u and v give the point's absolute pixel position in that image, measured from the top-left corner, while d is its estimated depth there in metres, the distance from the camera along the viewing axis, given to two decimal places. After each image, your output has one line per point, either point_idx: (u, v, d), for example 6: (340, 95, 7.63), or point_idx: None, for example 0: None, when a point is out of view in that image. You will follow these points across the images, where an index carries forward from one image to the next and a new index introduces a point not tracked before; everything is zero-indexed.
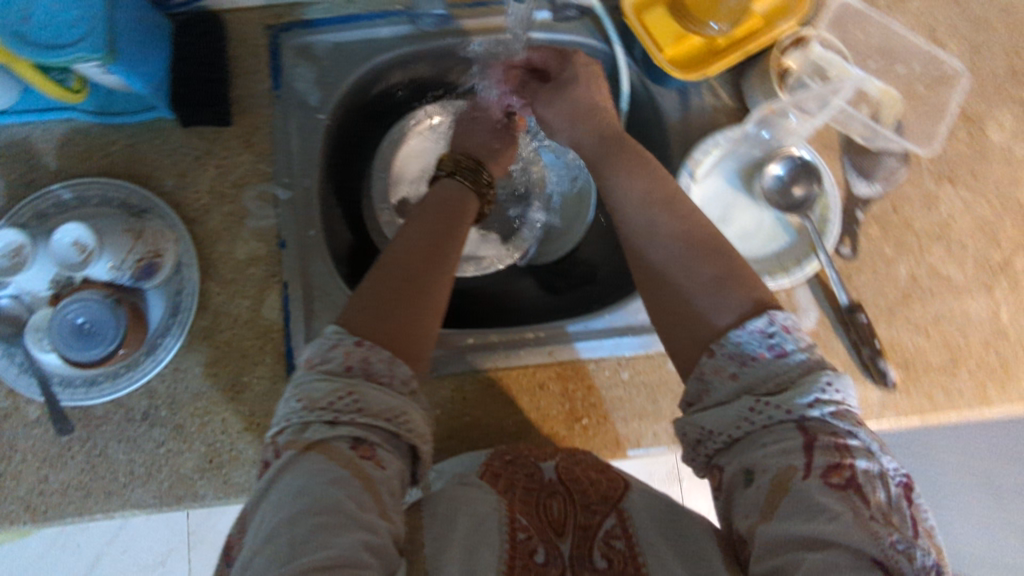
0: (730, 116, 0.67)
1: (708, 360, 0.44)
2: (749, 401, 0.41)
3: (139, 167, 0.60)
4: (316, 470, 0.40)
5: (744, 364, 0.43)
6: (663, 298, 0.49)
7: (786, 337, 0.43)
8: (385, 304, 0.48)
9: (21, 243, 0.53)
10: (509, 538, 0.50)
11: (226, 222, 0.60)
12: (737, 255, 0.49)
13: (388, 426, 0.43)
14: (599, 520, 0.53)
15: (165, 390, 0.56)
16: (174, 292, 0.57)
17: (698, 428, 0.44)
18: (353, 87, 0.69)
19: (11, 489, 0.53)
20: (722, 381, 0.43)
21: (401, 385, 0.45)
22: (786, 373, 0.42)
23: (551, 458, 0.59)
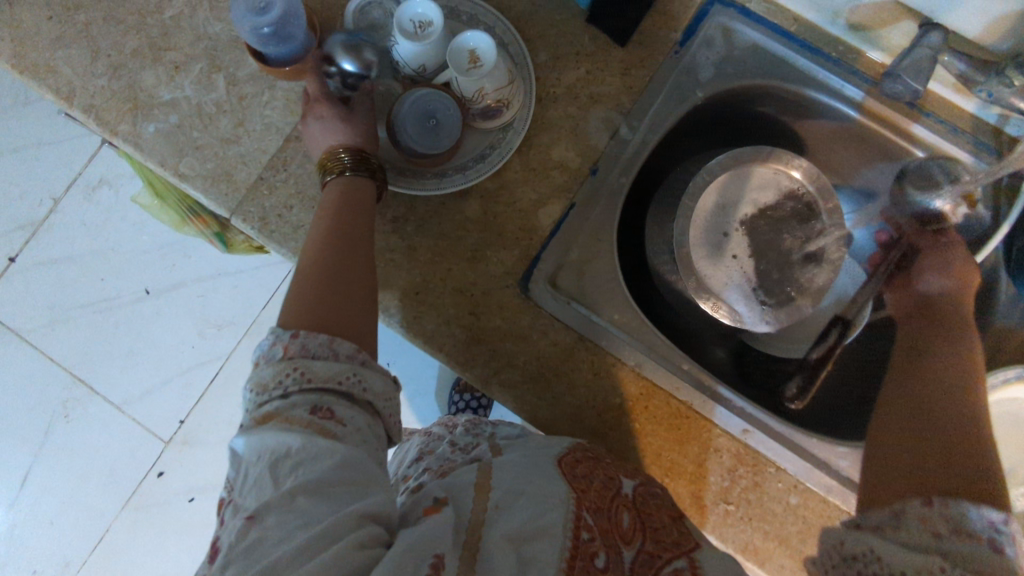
0: None
1: (917, 506, 0.39)
2: (941, 561, 0.35)
3: (533, 32, 0.64)
4: (279, 430, 0.39)
5: (953, 531, 0.37)
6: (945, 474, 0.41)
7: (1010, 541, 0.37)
8: (319, 302, 0.46)
9: (433, 20, 0.56)
10: (571, 536, 0.43)
11: (563, 122, 0.63)
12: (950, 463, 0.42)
13: (339, 389, 0.43)
14: (669, 557, 0.45)
15: (423, 213, 0.61)
16: (490, 144, 0.61)
17: (860, 546, 0.38)
18: (738, 90, 0.67)
19: (277, 195, 0.61)
20: (919, 530, 0.38)
21: (345, 357, 0.44)
22: (989, 561, 0.36)
23: (631, 478, 0.53)
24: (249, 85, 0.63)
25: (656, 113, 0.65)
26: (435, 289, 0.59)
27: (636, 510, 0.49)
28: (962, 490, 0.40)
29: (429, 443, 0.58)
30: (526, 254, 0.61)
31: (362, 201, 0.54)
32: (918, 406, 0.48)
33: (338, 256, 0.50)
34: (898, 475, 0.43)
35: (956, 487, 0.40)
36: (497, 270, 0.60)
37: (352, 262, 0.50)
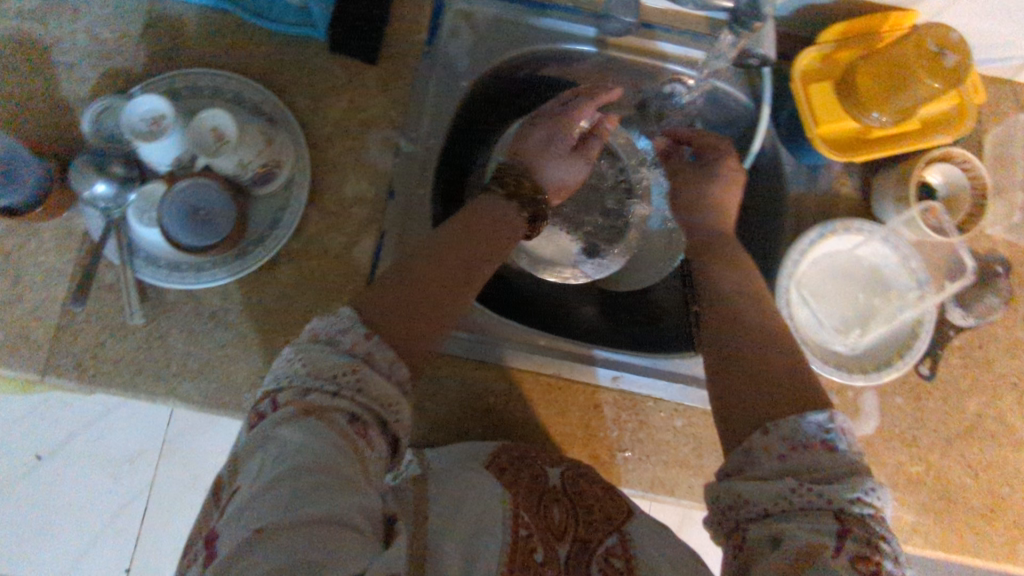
0: (849, 208, 0.64)
1: (758, 436, 0.44)
2: (791, 481, 0.40)
3: (281, 80, 0.62)
4: (316, 431, 0.38)
5: (794, 447, 0.42)
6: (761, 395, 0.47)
7: (840, 436, 0.42)
8: (407, 311, 0.47)
9: (164, 112, 0.53)
10: (511, 533, 0.47)
11: (344, 156, 0.62)
12: (776, 383, 0.47)
13: (379, 412, 0.42)
14: (600, 537, 0.52)
15: (241, 296, 0.59)
16: (279, 205, 0.60)
17: (732, 495, 0.43)
18: (500, 66, 0.68)
19: (83, 340, 0.57)
20: (768, 458, 0.43)
21: (397, 382, 0.44)
22: (831, 465, 0.41)
23: (557, 464, 0.56)
24: (7, 239, 0.58)
25: (432, 118, 0.65)
26: None
27: (567, 499, 0.54)
28: (794, 409, 0.44)
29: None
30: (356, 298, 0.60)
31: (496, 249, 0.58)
32: (726, 348, 0.52)
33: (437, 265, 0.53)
34: (754, 416, 0.46)
35: (787, 406, 0.45)
36: None
37: (457, 282, 0.53)
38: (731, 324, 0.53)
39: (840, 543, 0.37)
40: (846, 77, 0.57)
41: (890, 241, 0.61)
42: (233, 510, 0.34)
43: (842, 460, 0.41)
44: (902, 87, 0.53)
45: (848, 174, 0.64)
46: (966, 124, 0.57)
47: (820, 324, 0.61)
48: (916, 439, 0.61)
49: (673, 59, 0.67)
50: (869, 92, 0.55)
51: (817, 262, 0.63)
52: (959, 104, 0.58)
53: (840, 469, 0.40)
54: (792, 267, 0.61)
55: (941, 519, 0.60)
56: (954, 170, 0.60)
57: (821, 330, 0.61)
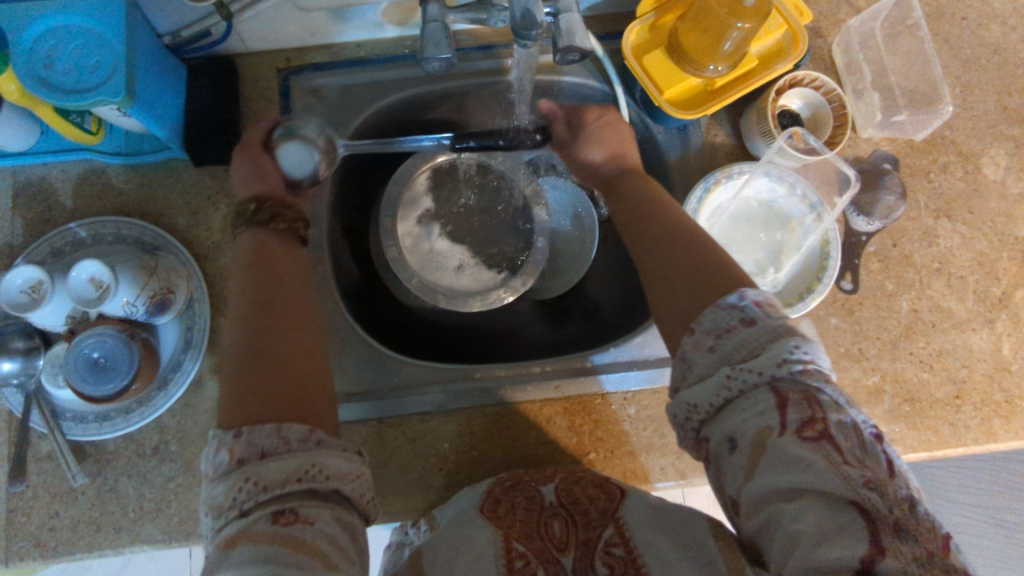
0: (728, 155, 0.66)
1: (687, 338, 0.43)
2: (724, 370, 0.39)
3: (157, 206, 0.63)
4: (252, 555, 0.36)
5: (719, 336, 0.41)
6: (685, 298, 0.47)
7: (757, 310, 0.41)
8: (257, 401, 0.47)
9: (40, 277, 0.54)
10: (506, 568, 0.47)
11: (238, 260, 0.63)
12: (700, 287, 0.46)
13: (301, 487, 0.39)
14: (600, 532, 0.50)
15: (176, 425, 0.59)
16: (186, 326, 0.60)
17: (683, 406, 0.41)
18: (363, 128, 0.70)
19: (37, 516, 0.57)
20: (702, 356, 0.41)
21: (299, 442, 0.41)
22: (757, 340, 0.40)
23: (550, 480, 0.55)
24: None
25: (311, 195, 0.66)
26: None
27: (566, 512, 0.52)
28: (714, 301, 0.44)
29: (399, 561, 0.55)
30: None
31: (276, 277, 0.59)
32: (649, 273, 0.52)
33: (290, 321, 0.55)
34: (687, 314, 0.46)
35: (710, 300, 0.45)
36: None
37: (286, 330, 0.56)
38: (649, 236, 0.54)
39: (783, 411, 0.37)
40: (674, 41, 0.59)
41: (772, 173, 0.62)
42: None
43: (764, 331, 0.40)
44: (718, 38, 0.55)
45: (717, 125, 0.66)
46: (801, 44, 0.59)
47: None
48: (862, 352, 0.61)
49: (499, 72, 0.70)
50: (696, 50, 0.57)
51: (713, 215, 0.63)
52: (789, 28, 0.60)
53: (766, 340, 0.39)
54: None
55: (913, 422, 0.60)
56: (809, 92, 0.63)
57: None
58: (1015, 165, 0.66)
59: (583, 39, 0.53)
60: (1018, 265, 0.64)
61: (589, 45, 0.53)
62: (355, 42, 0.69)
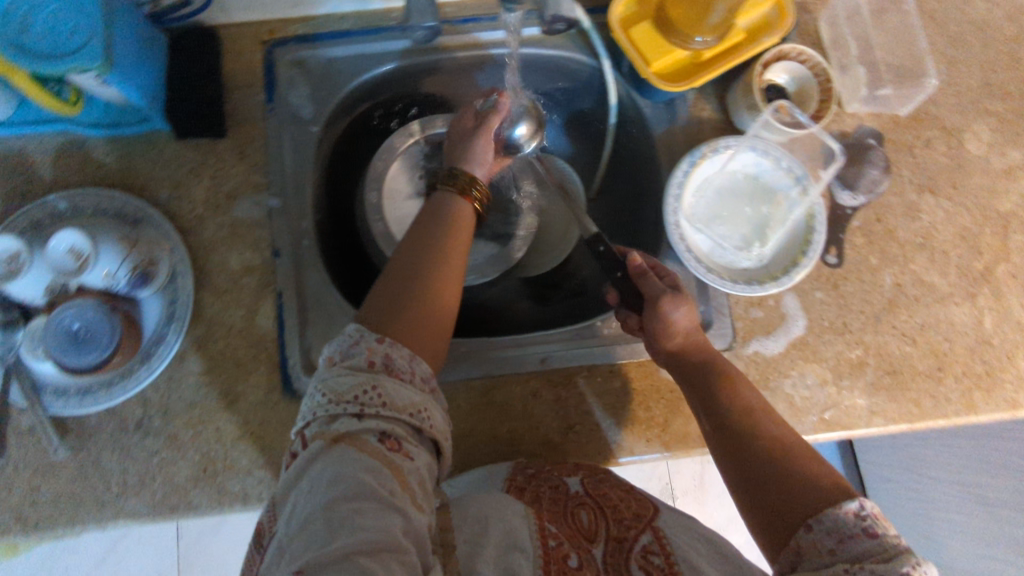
0: (715, 129, 0.66)
1: (804, 533, 0.43)
2: (843, 564, 0.40)
3: (139, 179, 0.62)
4: (350, 459, 0.40)
5: (842, 539, 0.42)
6: (777, 495, 0.46)
7: (879, 522, 0.42)
8: (390, 305, 0.50)
9: (18, 249, 0.53)
10: (541, 544, 0.48)
11: (221, 233, 0.62)
12: (801, 477, 0.46)
13: (410, 421, 0.43)
14: (635, 534, 0.51)
15: (160, 399, 0.58)
16: (168, 300, 0.60)
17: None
18: (348, 100, 0.69)
19: (17, 491, 0.56)
20: (818, 555, 0.42)
21: (420, 381, 0.46)
22: (879, 551, 0.41)
23: (575, 472, 0.56)
24: None
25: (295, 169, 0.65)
26: (222, 451, 0.58)
27: (593, 502, 0.54)
28: (829, 500, 0.44)
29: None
30: (274, 364, 0.60)
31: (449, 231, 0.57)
32: (724, 433, 0.51)
33: (431, 274, 0.54)
34: (798, 501, 0.45)
35: (820, 497, 0.44)
36: (258, 396, 0.59)
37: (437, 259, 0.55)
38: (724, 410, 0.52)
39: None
40: (662, 13, 0.59)
41: (758, 149, 0.62)
42: (273, 555, 0.38)
43: (887, 544, 0.41)
44: (706, 9, 0.54)
45: (703, 99, 0.66)
46: (787, 18, 0.59)
47: (722, 247, 0.62)
48: (846, 325, 0.62)
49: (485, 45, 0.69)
50: (683, 21, 0.57)
51: (699, 191, 0.63)
52: (776, 3, 0.60)
53: (891, 551, 0.40)
54: (676, 203, 0.61)
55: (896, 394, 0.60)
56: (796, 66, 0.63)
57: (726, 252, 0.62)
58: (997, 142, 0.66)
59: (570, 8, 0.53)
60: (1000, 239, 0.64)
61: (575, 15, 0.53)
62: (341, 14, 0.68)
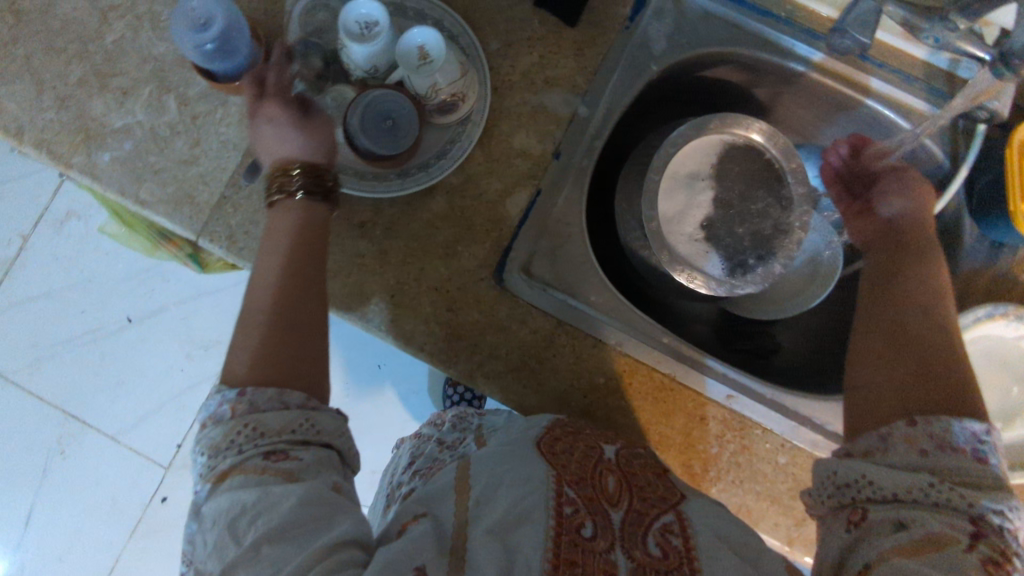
0: (1022, 296, 0.61)
1: (902, 427, 0.43)
2: (927, 477, 0.39)
3: (482, 21, 0.63)
4: (241, 484, 0.38)
5: (942, 447, 0.41)
6: (913, 361, 0.46)
7: (994, 451, 0.40)
8: (262, 359, 0.44)
9: (379, 20, 0.54)
10: (555, 513, 0.39)
11: (522, 109, 0.62)
12: (941, 367, 0.45)
13: (296, 436, 0.41)
14: (656, 513, 0.43)
15: (390, 214, 0.59)
16: (449, 139, 0.61)
17: (856, 476, 0.42)
18: (691, 61, 0.67)
19: (241, 214, 0.59)
20: (907, 451, 0.42)
21: (290, 400, 0.43)
22: (973, 473, 0.40)
23: (611, 442, 0.50)
24: (201, 103, 0.61)
25: (613, 91, 0.65)
26: (412, 291, 0.58)
27: (622, 474, 0.46)
28: (949, 413, 0.43)
29: (420, 446, 0.54)
30: (499, 245, 0.60)
31: (319, 246, 0.51)
32: (935, 320, 0.48)
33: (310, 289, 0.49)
34: (920, 395, 0.44)
35: (946, 406, 0.43)
36: (471, 264, 0.59)
37: (312, 284, 0.49)
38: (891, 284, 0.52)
39: (975, 542, 0.36)
40: None
41: None
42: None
43: (989, 474, 0.40)
44: None
45: None
46: None
47: None
48: None
49: (878, 98, 0.64)
50: None
51: (973, 342, 0.59)
52: None
53: (984, 481, 0.39)
54: None
55: None
56: None
57: None
58: None
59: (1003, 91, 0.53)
60: None
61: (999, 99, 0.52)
62: None
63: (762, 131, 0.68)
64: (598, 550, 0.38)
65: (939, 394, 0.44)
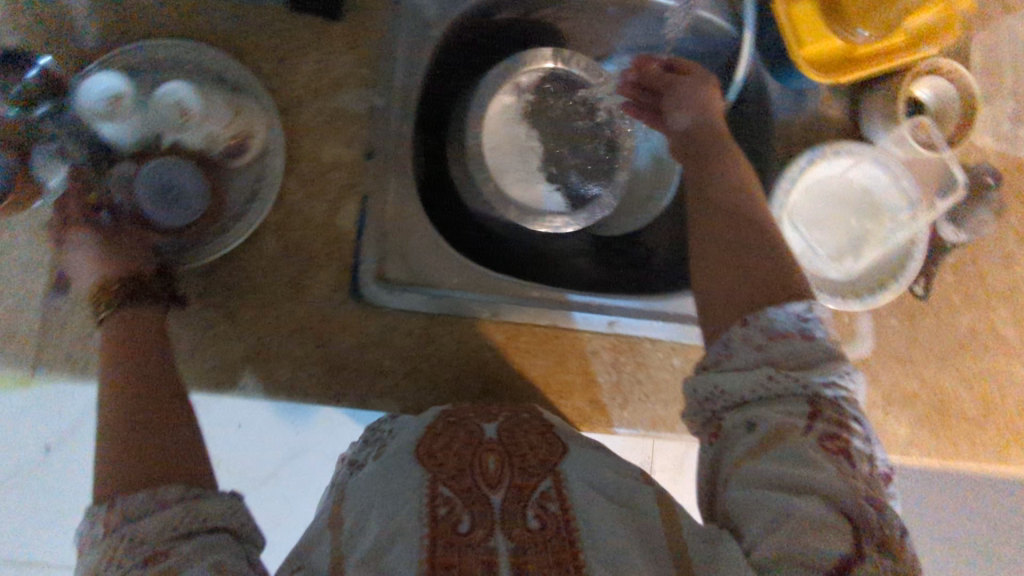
0: (837, 132, 0.64)
1: (739, 327, 0.46)
2: (766, 371, 0.43)
3: (244, 46, 0.59)
4: None
5: (772, 336, 0.44)
6: (733, 265, 0.49)
7: (816, 325, 0.44)
8: (135, 455, 0.43)
9: (121, 91, 0.52)
10: (429, 518, 0.43)
11: (319, 121, 0.60)
12: (755, 262, 0.49)
13: (177, 531, 0.40)
14: (535, 482, 0.47)
15: (225, 276, 0.56)
16: (254, 179, 0.57)
17: (708, 387, 0.46)
18: (470, 14, 0.66)
19: (69, 333, 0.55)
20: (747, 350, 0.44)
21: (168, 497, 0.41)
22: (806, 352, 0.43)
23: (493, 419, 0.52)
24: None
25: (404, 69, 0.62)
26: (277, 340, 0.57)
27: (503, 451, 0.49)
28: (772, 300, 0.46)
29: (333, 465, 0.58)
30: (345, 264, 0.59)
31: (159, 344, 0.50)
32: (750, 221, 0.51)
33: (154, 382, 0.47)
34: (748, 294, 0.47)
35: (770, 298, 0.46)
36: (325, 293, 0.58)
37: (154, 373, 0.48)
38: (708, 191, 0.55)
39: (813, 420, 0.41)
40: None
41: (879, 161, 0.60)
42: None
43: (817, 349, 0.43)
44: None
45: (835, 99, 0.64)
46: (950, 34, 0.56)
47: (815, 251, 0.61)
48: (911, 356, 0.62)
49: None
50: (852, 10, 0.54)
51: (807, 189, 0.62)
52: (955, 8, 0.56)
53: (816, 358, 0.43)
54: (783, 197, 0.60)
55: (938, 431, 0.61)
56: (942, 85, 0.60)
57: (818, 256, 0.60)
58: None
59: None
60: None
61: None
62: None
63: (548, 57, 0.68)
64: (474, 543, 0.42)
65: (758, 288, 0.47)
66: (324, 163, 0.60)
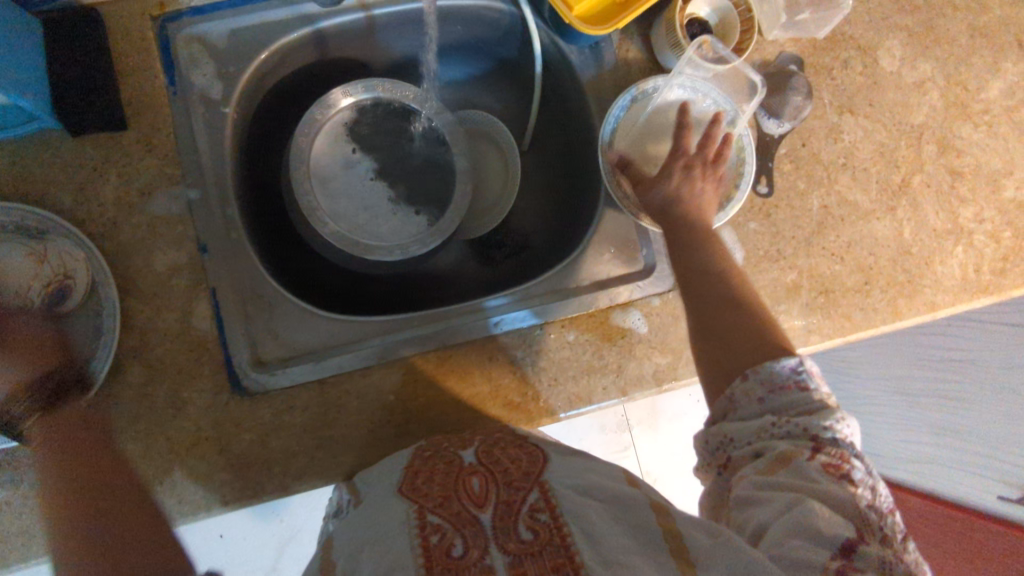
0: (641, 72, 0.65)
1: (740, 382, 0.47)
2: (770, 418, 0.44)
3: (37, 188, 0.57)
4: None
5: (772, 390, 0.45)
6: (728, 327, 0.50)
7: (812, 380, 0.45)
8: None
9: None
10: (421, 542, 0.41)
11: (141, 235, 0.58)
12: (749, 327, 0.50)
13: None
14: (523, 494, 0.45)
15: (100, 419, 0.55)
16: (94, 315, 0.56)
17: (718, 436, 0.46)
18: (257, 77, 0.65)
19: None
20: (749, 403, 0.46)
21: None
22: (804, 403, 0.44)
23: (470, 445, 0.52)
24: None
25: (210, 155, 0.61)
26: (175, 461, 0.55)
27: (487, 471, 0.48)
28: (767, 359, 0.47)
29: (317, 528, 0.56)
30: (219, 364, 0.58)
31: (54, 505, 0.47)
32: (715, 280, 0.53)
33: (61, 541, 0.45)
34: (742, 352, 0.48)
35: (761, 357, 0.48)
36: (206, 399, 0.57)
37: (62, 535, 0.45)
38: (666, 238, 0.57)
39: (814, 453, 0.41)
40: None
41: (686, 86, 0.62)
42: None
43: (814, 400, 0.44)
44: None
45: (628, 40, 0.65)
46: None
47: None
48: (780, 253, 0.64)
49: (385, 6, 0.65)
50: None
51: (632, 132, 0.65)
52: None
53: (815, 404, 0.44)
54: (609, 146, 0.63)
55: (828, 312, 0.63)
56: None
57: None
58: (910, 55, 0.68)
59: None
60: (915, 152, 0.67)
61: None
62: None
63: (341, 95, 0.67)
64: (471, 563, 0.40)
65: (753, 348, 0.48)
66: (161, 273, 0.58)
